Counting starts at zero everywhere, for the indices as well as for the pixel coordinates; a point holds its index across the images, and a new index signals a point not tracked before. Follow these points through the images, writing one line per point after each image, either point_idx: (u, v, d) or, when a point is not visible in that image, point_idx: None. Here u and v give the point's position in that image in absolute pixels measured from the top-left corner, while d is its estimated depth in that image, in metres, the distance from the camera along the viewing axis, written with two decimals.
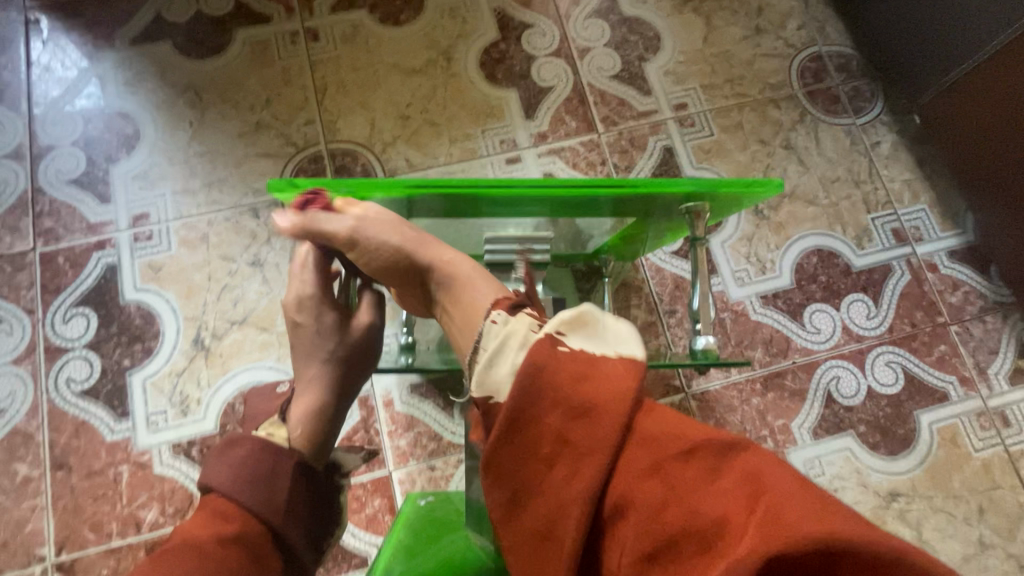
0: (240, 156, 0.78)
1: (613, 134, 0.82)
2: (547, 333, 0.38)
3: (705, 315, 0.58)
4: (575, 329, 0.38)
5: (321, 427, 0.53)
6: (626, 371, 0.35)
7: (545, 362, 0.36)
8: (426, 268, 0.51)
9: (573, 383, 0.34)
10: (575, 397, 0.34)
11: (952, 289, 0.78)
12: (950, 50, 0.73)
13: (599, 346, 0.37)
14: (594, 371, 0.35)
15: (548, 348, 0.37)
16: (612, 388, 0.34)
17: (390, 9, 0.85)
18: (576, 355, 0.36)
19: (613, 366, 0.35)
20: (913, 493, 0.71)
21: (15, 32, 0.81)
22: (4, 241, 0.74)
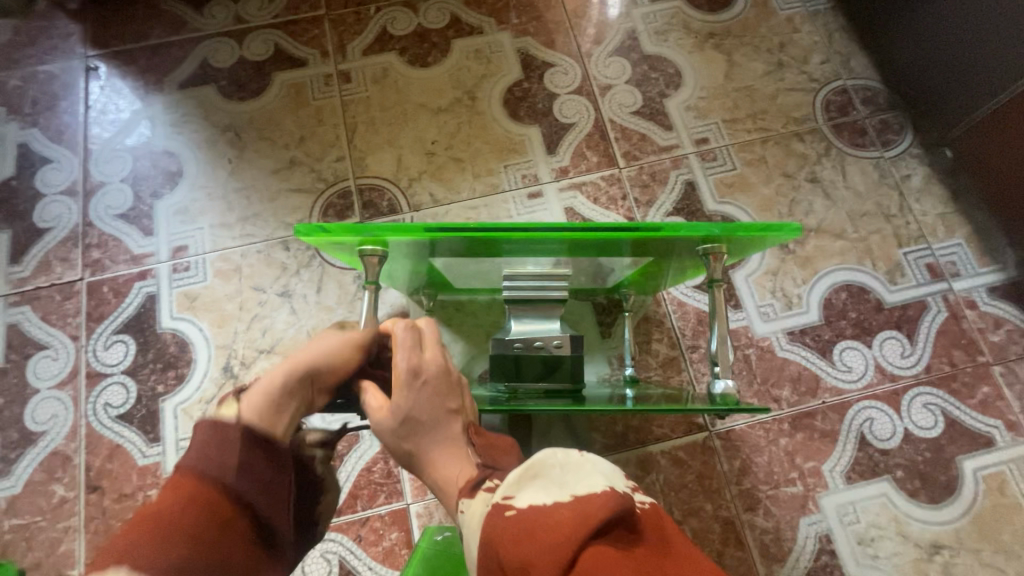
0: (274, 192, 0.82)
1: (633, 169, 0.83)
2: (500, 495, 0.38)
3: (724, 359, 0.57)
4: (532, 480, 0.38)
5: (286, 402, 0.48)
6: (570, 513, 0.34)
7: (495, 530, 0.36)
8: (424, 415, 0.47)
9: (516, 544, 0.33)
10: (515, 555, 0.33)
11: (994, 328, 0.75)
12: (994, 74, 0.70)
13: (552, 493, 0.36)
14: (537, 526, 0.34)
15: (498, 513, 0.37)
16: (549, 539, 0.32)
17: (418, 52, 0.89)
18: (522, 515, 0.35)
19: (559, 514, 0.34)
20: (958, 546, 0.67)
21: (77, 78, 0.88)
22: (56, 271, 0.79)
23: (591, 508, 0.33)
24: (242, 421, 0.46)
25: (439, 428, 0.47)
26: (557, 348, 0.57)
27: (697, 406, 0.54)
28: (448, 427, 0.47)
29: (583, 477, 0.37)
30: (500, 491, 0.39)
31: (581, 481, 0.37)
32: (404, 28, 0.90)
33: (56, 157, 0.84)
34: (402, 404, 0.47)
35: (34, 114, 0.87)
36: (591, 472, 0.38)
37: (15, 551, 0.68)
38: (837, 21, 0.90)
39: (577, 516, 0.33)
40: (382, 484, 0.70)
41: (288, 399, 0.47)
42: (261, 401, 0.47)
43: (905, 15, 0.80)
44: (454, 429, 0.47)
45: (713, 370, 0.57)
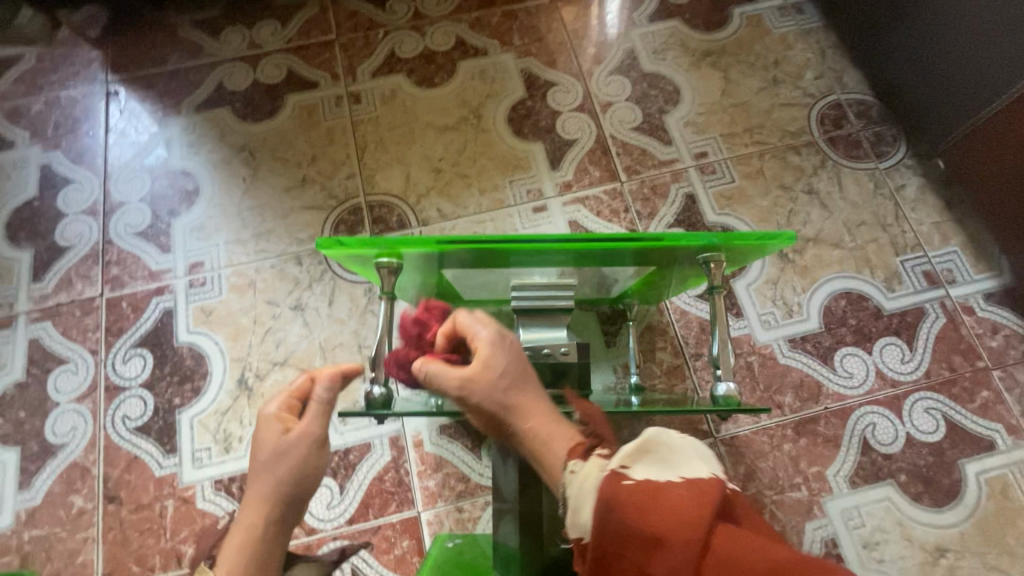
0: (287, 209, 0.85)
1: (635, 183, 0.86)
2: (613, 465, 0.42)
3: (726, 361, 0.58)
4: (643, 455, 0.43)
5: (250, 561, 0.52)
6: (689, 494, 0.39)
7: (616, 496, 0.40)
8: (517, 399, 0.53)
9: (643, 517, 0.38)
10: (645, 529, 0.37)
11: (992, 333, 0.76)
12: (997, 76, 0.71)
13: (665, 472, 0.41)
14: (660, 500, 0.39)
15: (617, 479, 0.41)
16: (681, 519, 0.37)
17: (425, 73, 0.92)
18: (640, 486, 0.40)
19: (681, 494, 0.39)
20: (963, 549, 0.68)
21: (97, 102, 0.92)
22: (76, 287, 0.81)
23: (707, 493, 0.39)
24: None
25: (535, 395, 0.53)
26: (564, 355, 0.58)
27: (698, 409, 0.55)
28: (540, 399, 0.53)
29: (686, 460, 0.43)
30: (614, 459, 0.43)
31: (687, 464, 0.42)
32: (411, 50, 0.94)
33: (78, 178, 0.88)
34: (499, 361, 0.54)
35: (56, 137, 0.90)
36: (693, 454, 0.43)
37: (34, 561, 0.70)
38: (830, 38, 0.93)
39: (697, 499, 0.39)
40: (394, 492, 0.71)
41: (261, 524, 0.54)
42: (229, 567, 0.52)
43: (894, 28, 0.82)
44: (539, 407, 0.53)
45: (715, 372, 0.59)
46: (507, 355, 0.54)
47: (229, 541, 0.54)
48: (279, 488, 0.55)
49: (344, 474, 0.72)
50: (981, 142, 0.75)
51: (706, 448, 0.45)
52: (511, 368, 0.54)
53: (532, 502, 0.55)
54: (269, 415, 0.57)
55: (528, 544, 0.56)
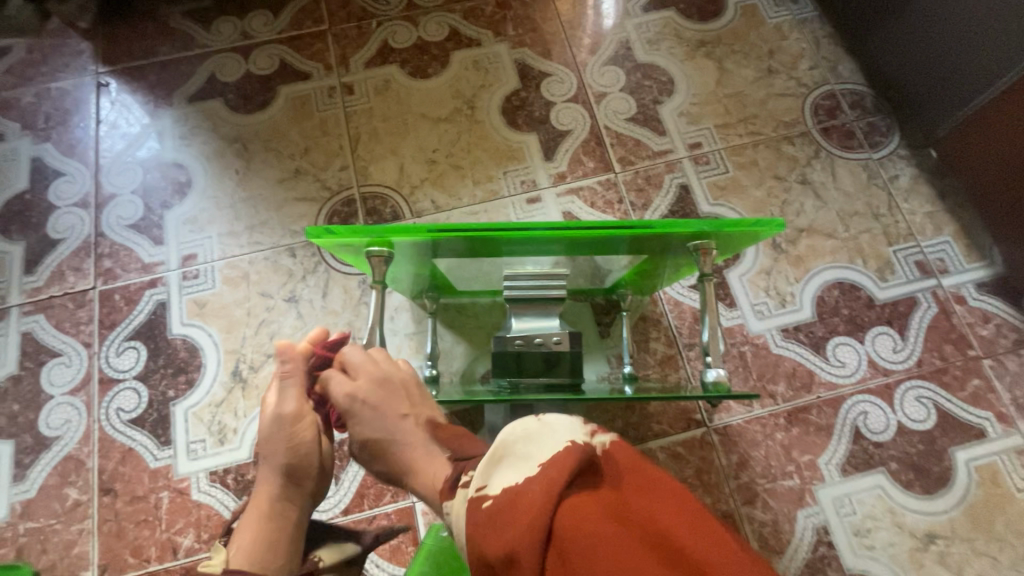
0: (280, 201, 0.84)
1: (629, 174, 0.85)
2: (474, 491, 0.42)
3: (715, 349, 0.59)
4: (500, 463, 0.42)
5: (258, 540, 0.56)
6: (541, 485, 0.38)
7: (475, 523, 0.40)
8: (396, 445, 0.54)
9: (501, 533, 0.38)
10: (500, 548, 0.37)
11: (983, 322, 0.77)
12: (992, 60, 0.70)
13: (518, 472, 0.40)
14: (513, 508, 0.38)
15: (476, 505, 0.41)
16: (527, 516, 0.37)
17: (419, 63, 0.92)
18: (498, 500, 0.40)
19: (530, 490, 0.38)
20: (952, 535, 0.68)
21: (88, 93, 0.91)
22: (68, 280, 0.81)
23: (556, 477, 0.38)
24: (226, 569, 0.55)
25: (396, 432, 0.54)
26: (556, 344, 0.58)
27: (688, 396, 0.56)
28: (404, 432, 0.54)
29: (543, 443, 0.41)
30: (475, 483, 0.43)
31: (542, 449, 0.41)
32: (405, 41, 0.93)
33: (69, 171, 0.87)
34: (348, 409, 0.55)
35: (46, 129, 0.89)
36: (550, 434, 0.42)
37: (30, 553, 0.70)
38: (824, 28, 0.93)
39: (544, 489, 0.37)
40: (388, 483, 0.72)
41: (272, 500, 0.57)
42: (243, 549, 0.55)
43: (889, 15, 0.81)
44: (407, 436, 0.54)
45: (705, 360, 0.59)
46: (378, 388, 0.55)
47: (244, 519, 0.57)
48: (275, 470, 0.58)
49: (339, 465, 0.73)
50: (976, 128, 0.75)
51: (568, 418, 0.43)
52: (381, 402, 0.55)
53: None
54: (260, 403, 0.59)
55: None
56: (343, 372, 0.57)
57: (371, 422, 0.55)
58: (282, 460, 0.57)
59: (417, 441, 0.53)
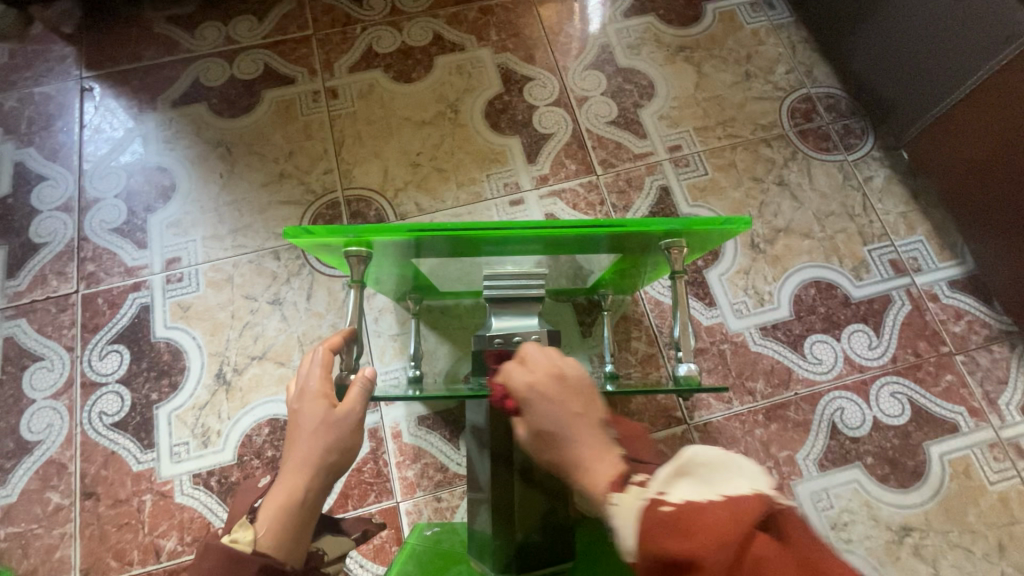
0: (265, 204, 0.85)
1: (610, 176, 0.87)
2: (651, 494, 0.39)
3: (686, 344, 0.60)
4: (683, 476, 0.40)
5: (295, 522, 0.47)
6: (731, 517, 0.36)
7: (652, 525, 0.37)
8: (580, 446, 0.45)
9: (677, 539, 0.35)
10: (682, 552, 0.35)
11: (955, 319, 0.79)
12: (955, 66, 0.73)
13: (703, 492, 0.38)
14: (697, 524, 0.36)
15: (654, 509, 0.38)
16: (714, 533, 0.35)
17: (402, 68, 0.93)
18: (681, 511, 0.37)
19: (717, 515, 0.36)
20: (927, 528, 0.70)
21: (72, 98, 0.92)
22: (51, 284, 0.81)
23: (744, 508, 0.36)
24: (257, 551, 0.45)
25: (582, 429, 0.46)
26: (535, 341, 0.59)
27: (658, 389, 0.57)
28: (582, 434, 0.46)
29: (732, 472, 0.39)
30: (653, 486, 0.40)
31: (728, 482, 0.39)
32: (389, 46, 0.94)
33: (52, 175, 0.87)
34: (516, 382, 0.48)
35: (30, 133, 0.89)
36: (735, 469, 0.40)
37: (11, 558, 0.70)
38: (800, 33, 0.95)
39: (733, 518, 0.36)
40: (372, 483, 0.72)
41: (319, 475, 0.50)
42: (275, 531, 0.46)
43: (860, 22, 0.83)
44: (587, 439, 0.46)
45: (676, 355, 0.60)
46: (559, 386, 0.48)
47: (274, 489, 0.49)
48: (331, 448, 0.51)
49: None
50: (942, 129, 0.77)
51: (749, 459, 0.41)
52: (560, 399, 0.47)
53: (503, 493, 0.56)
54: (313, 389, 0.53)
55: (500, 530, 0.57)
56: (519, 364, 0.50)
57: (542, 412, 0.47)
58: (343, 441, 0.51)
59: (593, 443, 0.45)
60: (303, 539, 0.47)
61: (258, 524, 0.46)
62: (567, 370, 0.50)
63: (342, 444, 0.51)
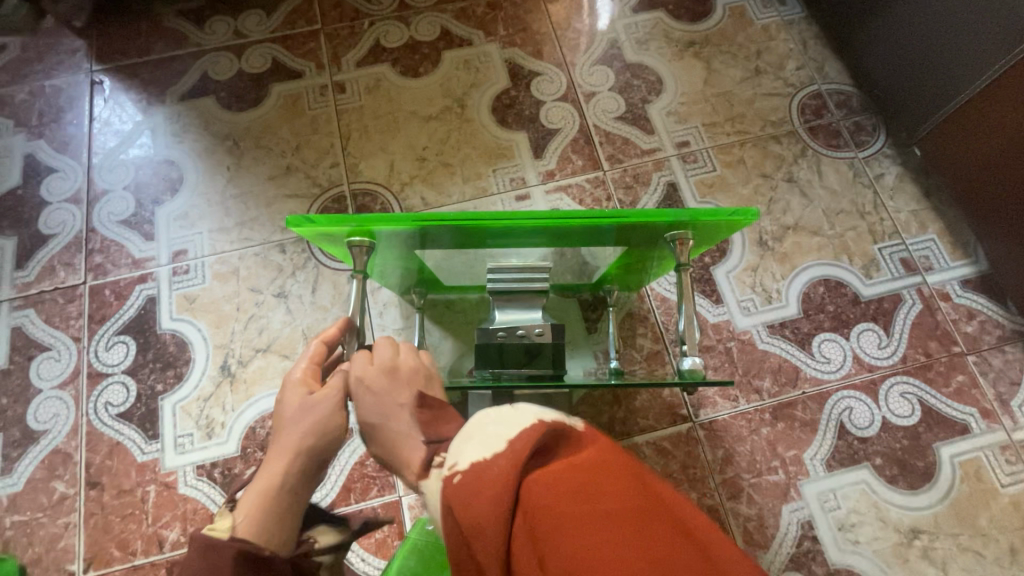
0: (271, 197, 0.85)
1: (617, 172, 0.86)
2: (447, 465, 0.38)
3: (691, 337, 0.59)
4: (472, 439, 0.38)
5: (277, 508, 0.47)
6: (506, 462, 0.34)
7: (454, 498, 0.35)
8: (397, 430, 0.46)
9: (469, 503, 0.34)
10: (465, 517, 0.34)
11: (968, 319, 0.77)
12: (968, 63, 0.72)
13: (489, 447, 0.36)
14: (477, 484, 0.34)
15: (450, 485, 0.36)
16: (491, 489, 0.34)
17: (410, 63, 0.93)
18: (466, 476, 0.36)
19: (497, 467, 0.34)
20: (937, 530, 0.69)
21: (81, 91, 0.92)
22: (59, 275, 0.81)
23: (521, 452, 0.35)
24: (233, 537, 0.44)
25: (392, 411, 0.47)
26: (538, 336, 0.58)
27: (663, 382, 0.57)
28: (397, 420, 0.46)
29: (519, 419, 0.38)
30: (449, 459, 0.38)
31: (516, 426, 0.37)
32: (396, 40, 0.94)
33: (61, 167, 0.88)
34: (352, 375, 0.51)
35: (40, 126, 0.90)
36: (525, 414, 0.39)
37: (16, 546, 0.70)
38: (811, 29, 0.94)
39: (510, 466, 0.34)
40: (375, 477, 0.72)
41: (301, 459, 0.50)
42: (253, 518, 0.46)
43: (873, 17, 0.82)
44: (402, 425, 0.46)
45: (682, 349, 0.59)
46: (382, 377, 0.50)
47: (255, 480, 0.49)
48: (311, 433, 0.51)
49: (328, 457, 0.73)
50: (954, 128, 0.76)
51: (543, 404, 0.40)
52: (378, 391, 0.49)
53: None
54: (292, 380, 0.55)
55: None
56: (365, 356, 0.52)
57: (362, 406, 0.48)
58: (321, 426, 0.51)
59: (405, 429, 0.45)
60: (283, 525, 0.47)
61: (237, 512, 0.47)
62: (402, 363, 0.51)
63: (323, 428, 0.51)
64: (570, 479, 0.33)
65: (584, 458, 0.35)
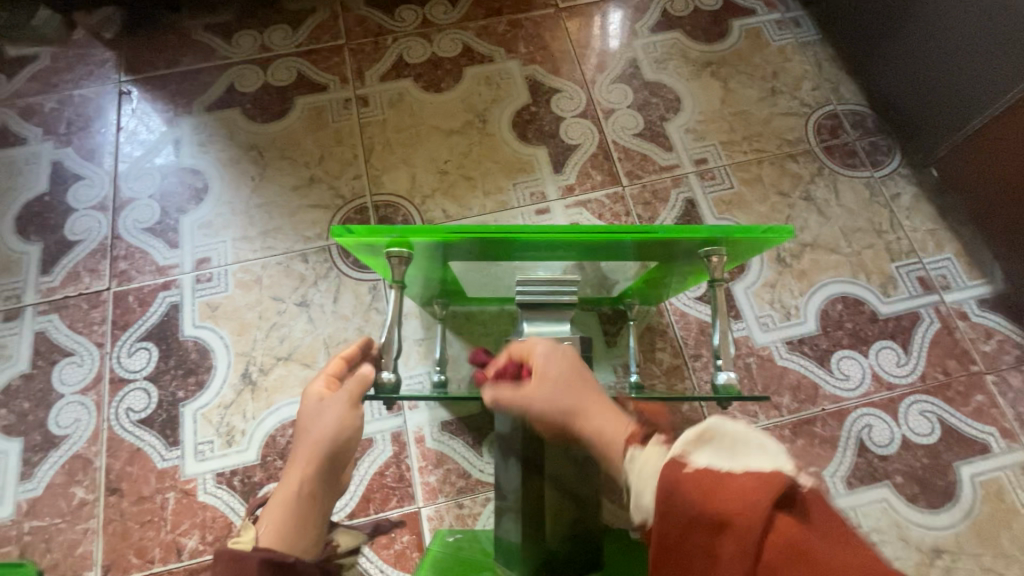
0: (294, 207, 0.86)
1: (636, 188, 0.87)
2: (674, 453, 0.40)
3: (726, 352, 0.60)
4: (705, 445, 0.39)
5: (297, 516, 0.49)
6: (756, 488, 0.36)
7: (677, 487, 0.38)
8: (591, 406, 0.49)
9: (703, 502, 0.36)
10: (707, 517, 0.35)
11: (986, 338, 0.78)
12: (975, 90, 0.74)
13: (728, 463, 0.38)
14: (723, 491, 0.36)
15: (675, 469, 0.39)
16: (740, 500, 0.35)
17: (432, 78, 0.95)
18: (701, 477, 0.37)
19: (742, 483, 0.36)
20: (959, 550, 0.68)
21: (110, 101, 0.94)
22: (83, 281, 0.82)
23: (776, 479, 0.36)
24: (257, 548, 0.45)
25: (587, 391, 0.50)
26: (569, 347, 0.59)
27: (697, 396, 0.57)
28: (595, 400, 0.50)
29: (756, 451, 0.39)
30: (675, 448, 0.40)
31: (755, 456, 0.38)
32: (419, 56, 0.96)
33: (89, 175, 0.89)
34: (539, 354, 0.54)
35: (68, 134, 0.92)
36: (765, 446, 0.39)
37: (34, 551, 0.70)
38: (826, 51, 0.96)
39: (759, 491, 0.35)
40: (395, 487, 0.72)
41: (315, 468, 0.52)
42: (274, 529, 0.47)
43: (887, 41, 0.84)
44: (596, 404, 0.49)
45: (716, 363, 0.60)
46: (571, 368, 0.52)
47: (273, 495, 0.51)
48: (323, 442, 0.52)
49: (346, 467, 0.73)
50: (965, 151, 0.78)
51: (780, 444, 0.40)
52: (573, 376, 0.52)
53: (534, 503, 0.57)
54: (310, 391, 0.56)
55: (530, 537, 0.57)
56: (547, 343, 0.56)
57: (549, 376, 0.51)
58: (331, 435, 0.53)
59: (602, 409, 0.49)
60: (305, 532, 0.48)
61: (259, 525, 0.48)
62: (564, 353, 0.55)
63: (336, 435, 0.53)
64: (821, 529, 0.34)
65: (839, 520, 0.35)
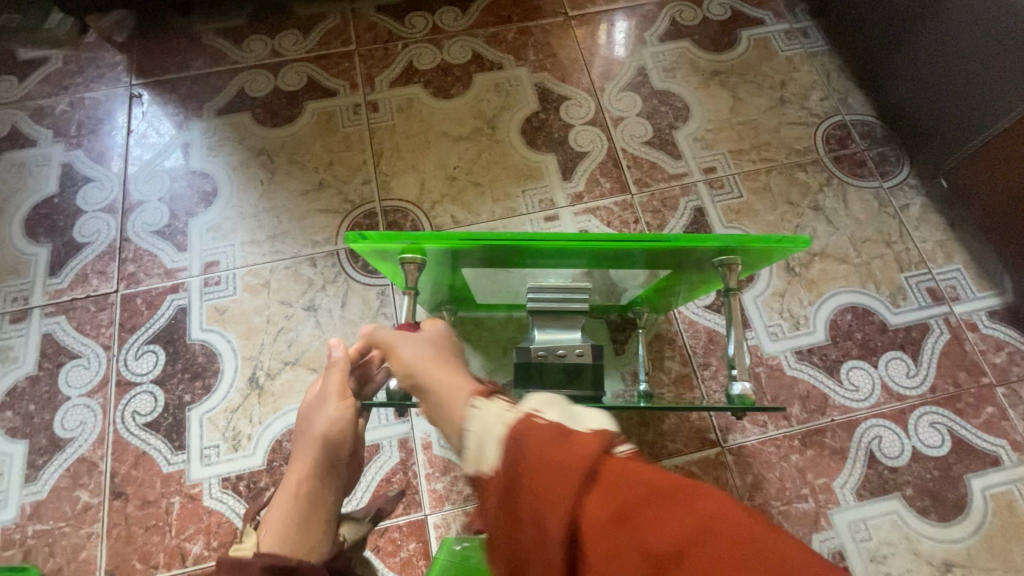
0: (303, 212, 0.86)
1: (645, 196, 0.87)
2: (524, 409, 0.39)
3: (741, 361, 0.60)
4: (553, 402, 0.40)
5: (296, 521, 0.55)
6: (596, 437, 0.35)
7: (525, 431, 0.37)
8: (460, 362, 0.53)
9: (542, 445, 0.35)
10: (541, 458, 0.34)
11: (995, 350, 0.77)
12: (982, 102, 0.74)
13: (574, 416, 0.38)
14: (564, 437, 0.35)
15: (529, 420, 0.38)
16: (577, 445, 0.34)
17: (442, 84, 0.95)
18: (548, 425, 0.37)
19: (585, 432, 0.36)
20: (970, 565, 0.68)
21: (120, 104, 0.94)
22: (91, 283, 0.82)
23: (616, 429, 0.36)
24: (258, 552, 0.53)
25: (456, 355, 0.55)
26: (579, 356, 0.58)
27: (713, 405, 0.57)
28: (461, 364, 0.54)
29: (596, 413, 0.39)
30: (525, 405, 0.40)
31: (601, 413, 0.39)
32: (429, 63, 0.97)
33: (98, 177, 0.89)
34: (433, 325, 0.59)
35: (79, 136, 0.92)
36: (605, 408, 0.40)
37: (37, 555, 0.69)
38: (834, 61, 0.96)
39: (599, 438, 0.35)
40: (401, 494, 0.71)
41: (311, 473, 0.57)
42: (275, 533, 0.54)
43: (898, 52, 0.83)
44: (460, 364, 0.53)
45: (731, 372, 0.60)
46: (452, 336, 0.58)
47: (274, 502, 0.57)
48: (316, 446, 0.57)
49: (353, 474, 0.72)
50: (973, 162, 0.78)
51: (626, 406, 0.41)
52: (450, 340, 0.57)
53: None
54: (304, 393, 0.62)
55: None
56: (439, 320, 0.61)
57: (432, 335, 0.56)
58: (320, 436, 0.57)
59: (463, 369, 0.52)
60: (304, 534, 0.54)
61: (260, 531, 0.55)
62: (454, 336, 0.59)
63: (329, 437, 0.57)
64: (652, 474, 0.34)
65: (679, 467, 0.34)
